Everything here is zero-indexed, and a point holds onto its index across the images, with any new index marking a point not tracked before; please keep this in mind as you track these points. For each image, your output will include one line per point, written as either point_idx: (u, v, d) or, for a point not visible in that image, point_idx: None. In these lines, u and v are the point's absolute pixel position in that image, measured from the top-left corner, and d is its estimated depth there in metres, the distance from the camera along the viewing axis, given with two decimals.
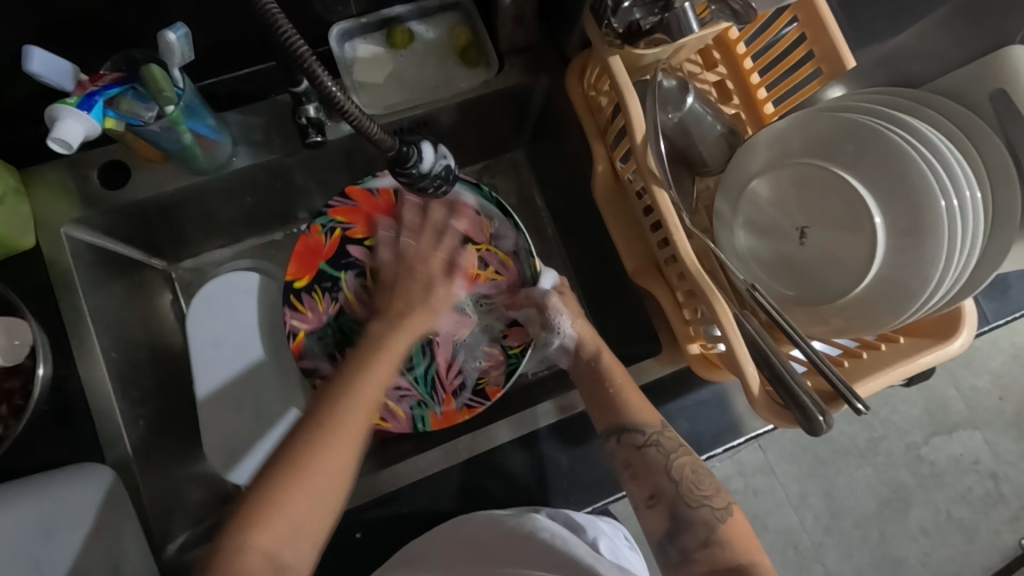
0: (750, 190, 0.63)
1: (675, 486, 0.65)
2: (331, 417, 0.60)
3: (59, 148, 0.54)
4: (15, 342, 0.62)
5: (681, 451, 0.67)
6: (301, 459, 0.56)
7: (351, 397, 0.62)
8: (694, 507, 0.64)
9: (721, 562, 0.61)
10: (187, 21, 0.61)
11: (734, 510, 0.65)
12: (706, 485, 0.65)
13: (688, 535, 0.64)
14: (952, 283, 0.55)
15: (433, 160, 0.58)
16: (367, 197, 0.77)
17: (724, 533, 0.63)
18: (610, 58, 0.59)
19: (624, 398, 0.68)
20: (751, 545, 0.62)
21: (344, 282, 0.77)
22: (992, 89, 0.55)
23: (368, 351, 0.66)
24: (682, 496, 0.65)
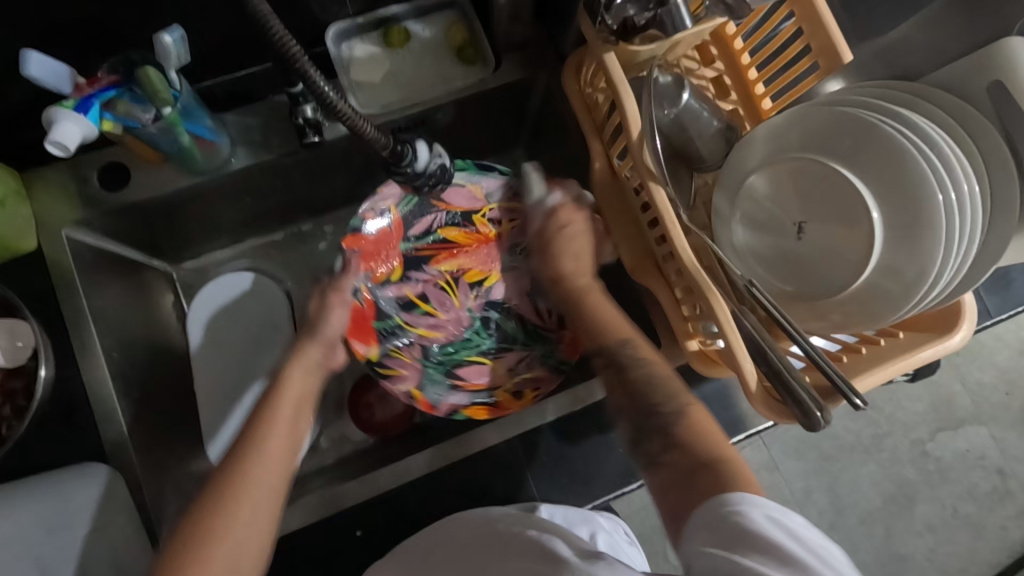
0: (747, 186, 0.63)
1: (641, 404, 0.60)
2: (238, 467, 0.56)
3: (58, 151, 0.55)
4: (18, 344, 0.62)
5: (631, 364, 0.63)
6: (209, 520, 0.53)
7: (259, 448, 0.58)
8: (654, 411, 0.59)
9: (697, 458, 0.54)
10: (185, 22, 0.62)
11: (694, 407, 0.59)
12: (657, 392, 0.59)
13: (651, 440, 0.58)
14: (951, 277, 0.55)
15: (428, 159, 0.58)
16: (363, 237, 0.73)
17: (681, 430, 0.57)
18: (606, 56, 0.59)
19: (600, 310, 0.68)
20: (705, 435, 0.56)
21: (405, 326, 0.74)
22: (990, 82, 0.54)
23: (276, 386, 0.64)
24: (654, 412, 0.59)
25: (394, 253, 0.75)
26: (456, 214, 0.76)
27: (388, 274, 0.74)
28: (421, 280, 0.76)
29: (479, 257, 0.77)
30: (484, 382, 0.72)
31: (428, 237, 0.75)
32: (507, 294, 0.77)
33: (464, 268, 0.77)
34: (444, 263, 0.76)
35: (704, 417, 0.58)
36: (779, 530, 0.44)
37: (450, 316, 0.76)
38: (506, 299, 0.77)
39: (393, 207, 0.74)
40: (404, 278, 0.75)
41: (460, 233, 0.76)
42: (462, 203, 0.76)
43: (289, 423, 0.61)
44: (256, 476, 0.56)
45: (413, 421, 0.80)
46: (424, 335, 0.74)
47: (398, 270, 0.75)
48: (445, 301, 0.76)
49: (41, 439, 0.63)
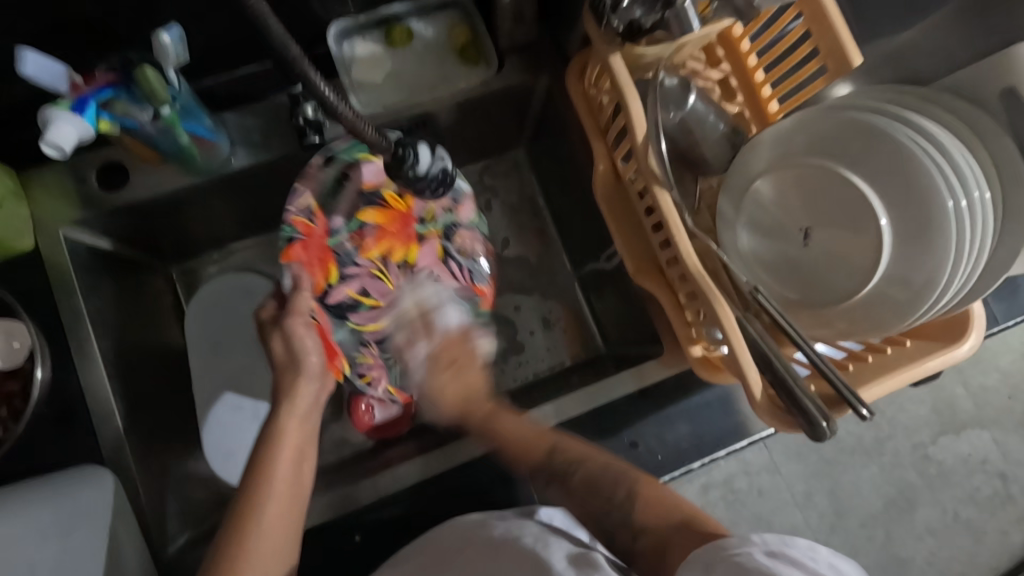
0: (753, 191, 0.62)
1: (574, 474, 0.65)
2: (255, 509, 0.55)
3: (53, 153, 0.54)
4: (15, 345, 0.62)
5: (563, 450, 0.66)
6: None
7: (259, 515, 0.55)
8: (602, 503, 0.64)
9: (669, 519, 0.61)
10: (184, 20, 0.61)
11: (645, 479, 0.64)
12: (607, 475, 0.64)
13: (609, 517, 0.64)
14: (960, 285, 0.54)
15: (430, 162, 0.55)
16: (302, 250, 0.68)
17: (641, 509, 0.62)
18: (611, 58, 0.58)
19: (514, 434, 0.68)
20: (663, 504, 0.62)
21: (350, 321, 0.74)
22: (1001, 88, 0.53)
23: (271, 438, 0.59)
24: (587, 480, 0.65)
25: (326, 251, 0.71)
26: (366, 197, 0.73)
27: (326, 280, 0.71)
28: (356, 277, 0.73)
29: (402, 236, 0.75)
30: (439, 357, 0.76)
31: (353, 228, 0.73)
32: (433, 262, 0.76)
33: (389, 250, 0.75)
34: (369, 248, 0.74)
35: (657, 491, 0.63)
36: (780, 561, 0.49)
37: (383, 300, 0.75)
38: (428, 274, 0.76)
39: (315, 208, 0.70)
40: (342, 278, 0.73)
41: (376, 213, 0.74)
42: (370, 183, 0.73)
43: (289, 479, 0.57)
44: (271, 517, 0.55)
45: (413, 422, 0.80)
46: (372, 328, 0.75)
47: (334, 275, 0.72)
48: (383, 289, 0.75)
49: (37, 441, 0.62)
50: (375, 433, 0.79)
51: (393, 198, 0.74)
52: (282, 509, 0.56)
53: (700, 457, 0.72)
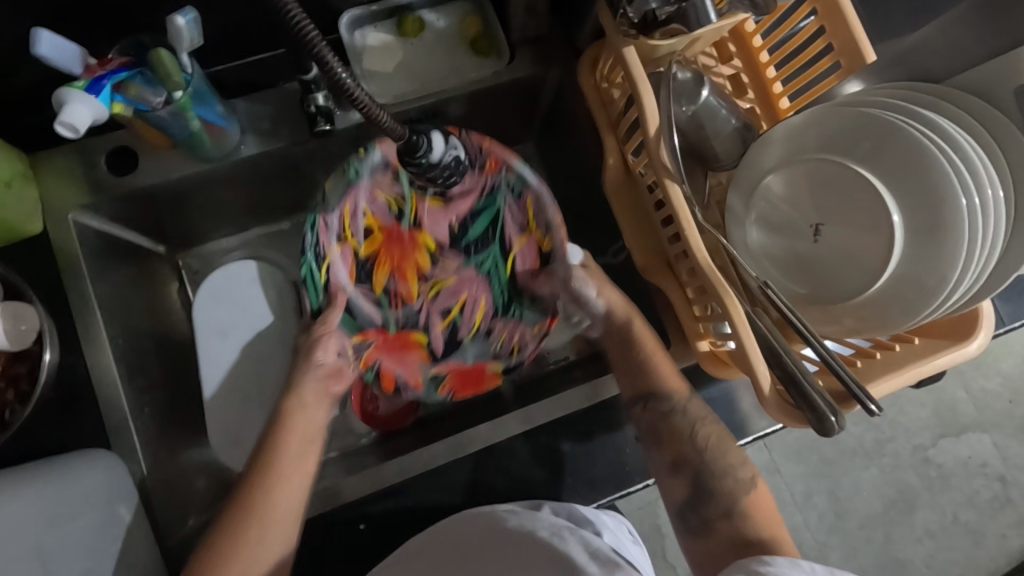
0: (764, 186, 0.62)
1: (699, 456, 0.66)
2: (264, 490, 0.60)
3: (67, 132, 0.53)
4: (21, 327, 0.61)
5: (703, 418, 0.68)
6: (233, 530, 0.59)
7: (271, 475, 0.61)
8: (717, 477, 0.66)
9: (748, 535, 0.62)
10: (197, 5, 0.61)
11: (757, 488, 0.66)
12: (733, 454, 0.67)
13: (709, 505, 0.65)
14: (970, 283, 0.54)
15: (444, 151, 0.54)
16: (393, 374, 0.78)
17: (745, 503, 0.65)
18: (625, 48, 0.58)
19: (656, 363, 0.69)
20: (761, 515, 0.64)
21: (462, 338, 0.81)
22: (1017, 86, 0.54)
23: (281, 413, 0.67)
24: (706, 463, 0.66)
25: (401, 337, 0.79)
26: (363, 270, 0.75)
27: (420, 341, 0.80)
28: (428, 314, 0.80)
29: (405, 244, 0.77)
30: (528, 246, 0.77)
31: (385, 298, 0.77)
32: (446, 213, 0.77)
33: (414, 253, 0.78)
34: (409, 284, 0.79)
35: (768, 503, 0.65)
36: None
37: (456, 292, 0.80)
38: (450, 226, 0.78)
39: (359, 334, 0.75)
40: (427, 331, 0.80)
41: (385, 274, 0.77)
42: (351, 273, 0.74)
43: (298, 449, 0.64)
44: (277, 496, 0.60)
45: (418, 414, 0.80)
46: (479, 319, 0.81)
47: (421, 336, 0.79)
48: (445, 293, 0.80)
49: (43, 425, 0.62)
50: (382, 424, 0.79)
51: (371, 245, 0.75)
52: (292, 478, 0.62)
53: None
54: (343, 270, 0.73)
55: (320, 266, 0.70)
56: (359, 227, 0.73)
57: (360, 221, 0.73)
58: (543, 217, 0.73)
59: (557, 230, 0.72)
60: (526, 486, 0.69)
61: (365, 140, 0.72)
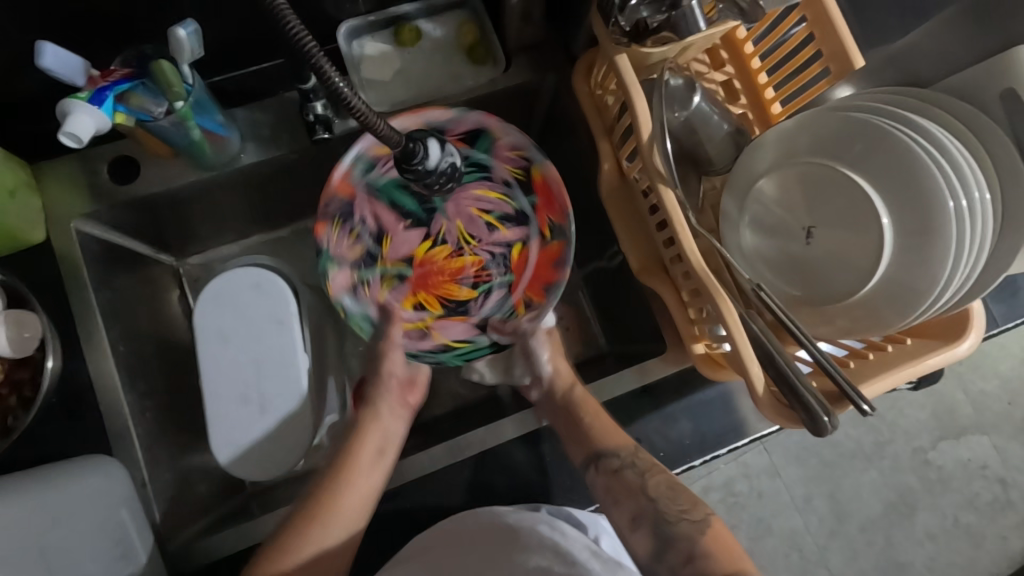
0: (756, 190, 0.63)
1: (652, 504, 0.64)
2: (342, 485, 0.64)
3: (70, 142, 0.54)
4: (25, 334, 0.62)
5: (652, 470, 0.66)
6: (307, 522, 0.62)
7: (347, 479, 0.64)
8: (674, 523, 0.62)
9: None
10: (198, 16, 0.62)
11: (716, 525, 0.62)
12: (683, 500, 0.64)
13: (673, 552, 0.60)
14: (960, 284, 0.55)
15: (440, 158, 0.54)
16: (545, 278, 0.74)
17: (707, 546, 0.59)
18: (617, 56, 0.58)
19: (593, 424, 0.69)
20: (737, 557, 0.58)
21: (511, 201, 0.75)
22: (1002, 89, 0.55)
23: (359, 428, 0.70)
24: (659, 513, 0.63)
25: (520, 261, 0.75)
26: (450, 304, 0.76)
27: (518, 250, 0.76)
28: (493, 241, 0.76)
29: (421, 274, 0.76)
30: None
31: (484, 286, 0.76)
32: (393, 232, 0.76)
33: (429, 263, 0.76)
34: (461, 258, 0.76)
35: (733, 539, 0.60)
36: None
37: (467, 214, 0.76)
38: (409, 226, 0.76)
39: (523, 310, 0.75)
40: (507, 250, 0.76)
41: (456, 283, 0.76)
42: (459, 318, 0.75)
43: (372, 462, 0.66)
44: (356, 485, 0.64)
45: (416, 417, 0.81)
46: (498, 193, 0.75)
47: (518, 249, 0.76)
48: (468, 221, 0.76)
49: (46, 431, 0.63)
50: None
51: (425, 300, 0.75)
52: (362, 483, 0.64)
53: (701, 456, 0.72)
54: (459, 325, 0.75)
55: (460, 348, 0.74)
56: (420, 312, 0.75)
57: (410, 313, 0.75)
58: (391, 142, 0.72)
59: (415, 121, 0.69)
60: (526, 489, 0.69)
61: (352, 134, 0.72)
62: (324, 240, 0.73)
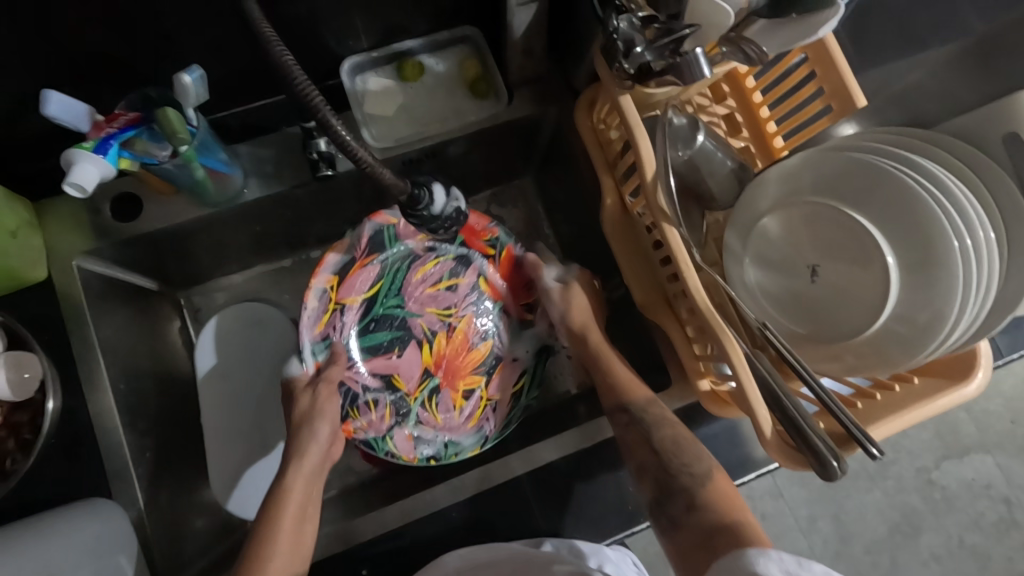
0: (760, 228, 0.63)
1: (660, 457, 0.63)
2: (260, 543, 0.58)
3: (75, 192, 0.55)
4: (26, 375, 0.62)
5: (668, 422, 0.65)
6: None
7: (274, 543, 0.58)
8: (676, 473, 0.62)
9: (706, 524, 0.57)
10: (201, 54, 0.62)
11: (719, 475, 0.61)
12: (688, 453, 0.63)
13: (674, 502, 0.61)
14: (968, 323, 0.55)
15: (444, 203, 0.55)
16: (523, 278, 0.80)
17: (705, 497, 0.59)
18: (619, 97, 0.59)
19: (615, 372, 0.69)
20: (730, 505, 0.58)
21: (446, 254, 0.78)
22: (1004, 132, 0.55)
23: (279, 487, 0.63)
24: (663, 469, 0.63)
25: (495, 280, 0.79)
26: (487, 366, 0.78)
27: (484, 281, 0.79)
28: (462, 292, 0.78)
29: (445, 374, 0.78)
30: (355, 293, 0.75)
31: (490, 330, 0.79)
32: (395, 370, 0.78)
33: (443, 359, 0.78)
34: (458, 329, 0.78)
35: (733, 489, 0.60)
36: None
37: (428, 298, 0.78)
38: (401, 354, 0.78)
39: (528, 314, 0.80)
40: (475, 287, 0.79)
41: (474, 349, 0.78)
42: (502, 368, 0.78)
43: (295, 523, 0.60)
44: (276, 561, 0.57)
45: None
46: (434, 260, 0.78)
47: (484, 280, 0.79)
48: (434, 298, 0.78)
49: (46, 473, 0.62)
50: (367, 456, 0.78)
51: (466, 385, 0.78)
52: (286, 543, 0.58)
53: None
54: (504, 372, 0.78)
55: (522, 387, 0.77)
56: (473, 397, 0.77)
57: (467, 404, 0.77)
58: (313, 311, 0.73)
59: (309, 312, 0.73)
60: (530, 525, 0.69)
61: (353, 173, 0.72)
62: (357, 434, 0.74)
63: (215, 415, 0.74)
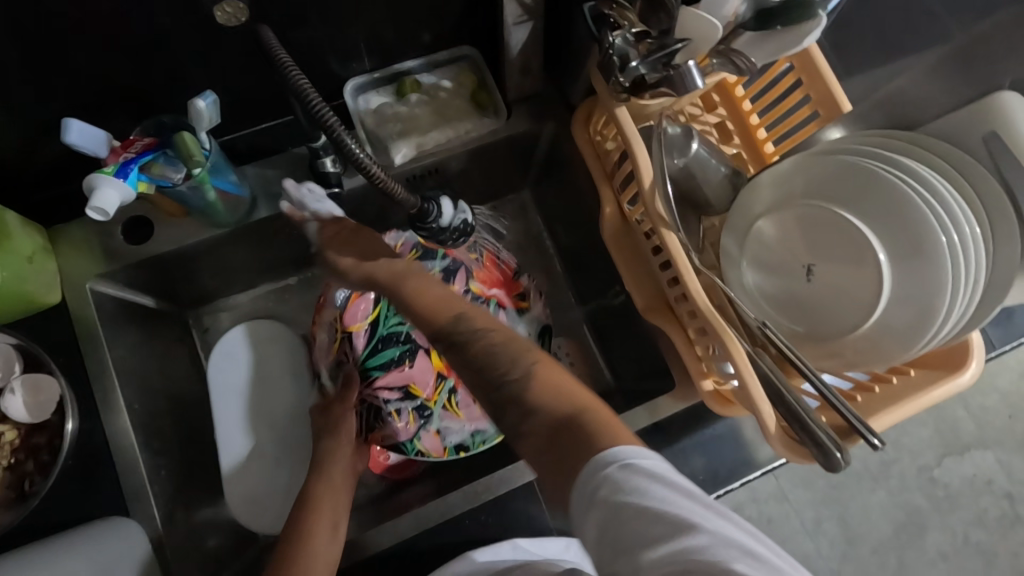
0: (755, 230, 0.65)
1: (476, 364, 0.56)
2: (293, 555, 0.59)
3: (97, 215, 0.58)
4: (42, 398, 0.64)
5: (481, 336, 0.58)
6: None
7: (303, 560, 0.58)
8: (501, 383, 0.54)
9: (555, 416, 0.50)
10: (210, 80, 0.64)
11: (537, 366, 0.53)
12: (505, 360, 0.55)
13: (509, 411, 0.53)
14: (959, 315, 0.57)
15: (451, 216, 0.64)
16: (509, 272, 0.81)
17: (533, 393, 0.52)
18: (617, 109, 0.62)
19: (424, 303, 0.62)
20: (556, 389, 0.52)
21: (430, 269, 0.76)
22: (985, 132, 0.58)
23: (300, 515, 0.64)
24: (471, 335, 0.58)
25: (485, 282, 0.78)
26: None
27: (474, 284, 0.77)
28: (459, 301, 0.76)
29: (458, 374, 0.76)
30: (355, 317, 0.76)
31: None
32: (410, 380, 0.75)
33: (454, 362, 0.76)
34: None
35: (558, 373, 0.53)
36: (647, 482, 0.43)
37: None
38: (407, 367, 0.75)
39: (524, 301, 0.80)
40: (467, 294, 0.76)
41: None
42: None
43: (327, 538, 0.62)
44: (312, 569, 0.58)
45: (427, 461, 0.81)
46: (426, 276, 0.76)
47: (475, 285, 0.77)
48: None
49: (63, 493, 0.63)
50: (389, 473, 0.79)
51: None
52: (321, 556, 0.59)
53: (714, 490, 0.73)
54: None
55: None
56: None
57: None
58: (323, 339, 0.78)
59: (319, 345, 0.78)
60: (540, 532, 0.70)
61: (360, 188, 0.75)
62: (386, 439, 0.75)
63: (227, 432, 0.75)
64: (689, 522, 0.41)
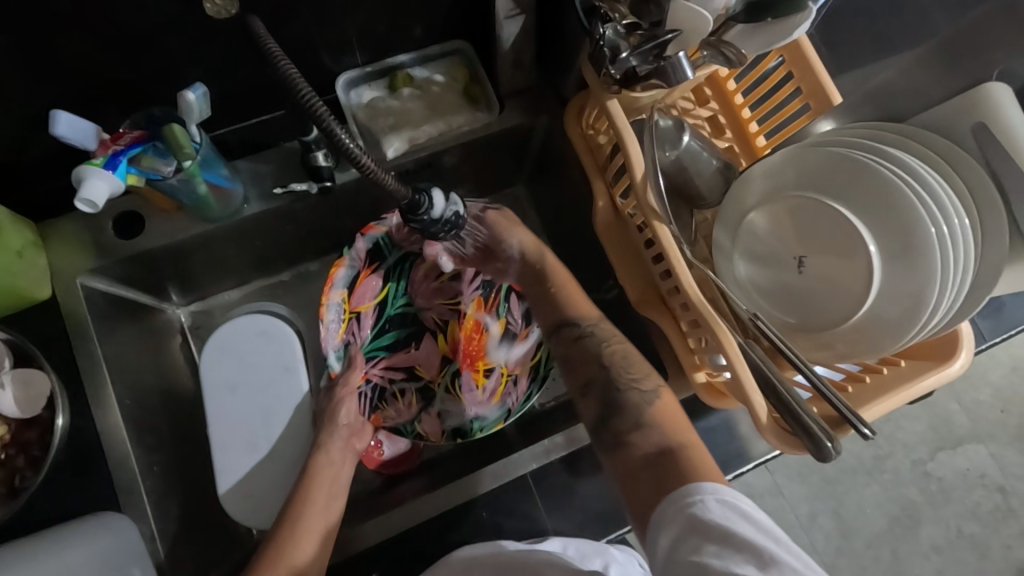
0: (747, 223, 0.65)
1: (605, 371, 0.66)
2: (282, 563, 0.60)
3: (85, 207, 0.57)
4: (32, 393, 0.63)
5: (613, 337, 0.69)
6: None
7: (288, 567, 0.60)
8: (623, 391, 0.64)
9: (649, 446, 0.58)
10: (202, 73, 0.64)
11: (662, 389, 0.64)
12: (635, 368, 0.65)
13: (619, 419, 0.62)
14: (948, 307, 0.57)
15: (443, 207, 0.62)
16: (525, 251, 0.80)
17: (649, 415, 0.61)
18: (607, 102, 0.63)
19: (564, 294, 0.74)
20: (673, 416, 0.61)
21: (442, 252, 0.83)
22: (974, 123, 0.57)
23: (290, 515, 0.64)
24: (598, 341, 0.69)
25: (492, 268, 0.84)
26: (504, 342, 0.81)
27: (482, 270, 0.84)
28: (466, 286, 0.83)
29: (462, 357, 0.81)
30: (366, 299, 0.78)
31: (501, 308, 0.82)
32: (415, 362, 0.82)
33: (459, 345, 0.81)
34: (468, 315, 0.82)
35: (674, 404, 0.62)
36: (731, 512, 0.46)
37: (433, 292, 0.83)
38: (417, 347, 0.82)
39: None
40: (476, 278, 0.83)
41: (488, 329, 0.81)
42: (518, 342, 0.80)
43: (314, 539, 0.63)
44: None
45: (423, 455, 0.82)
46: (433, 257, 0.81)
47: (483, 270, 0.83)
48: (442, 291, 0.83)
49: (54, 489, 0.63)
50: (385, 468, 0.79)
51: (485, 365, 0.80)
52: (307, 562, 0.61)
53: None
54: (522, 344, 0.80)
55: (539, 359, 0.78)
56: (494, 374, 0.79)
57: (489, 380, 0.79)
58: (331, 326, 0.74)
59: (327, 327, 0.74)
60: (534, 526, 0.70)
61: (352, 182, 0.74)
62: (386, 421, 0.78)
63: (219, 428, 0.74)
64: (766, 555, 0.42)
